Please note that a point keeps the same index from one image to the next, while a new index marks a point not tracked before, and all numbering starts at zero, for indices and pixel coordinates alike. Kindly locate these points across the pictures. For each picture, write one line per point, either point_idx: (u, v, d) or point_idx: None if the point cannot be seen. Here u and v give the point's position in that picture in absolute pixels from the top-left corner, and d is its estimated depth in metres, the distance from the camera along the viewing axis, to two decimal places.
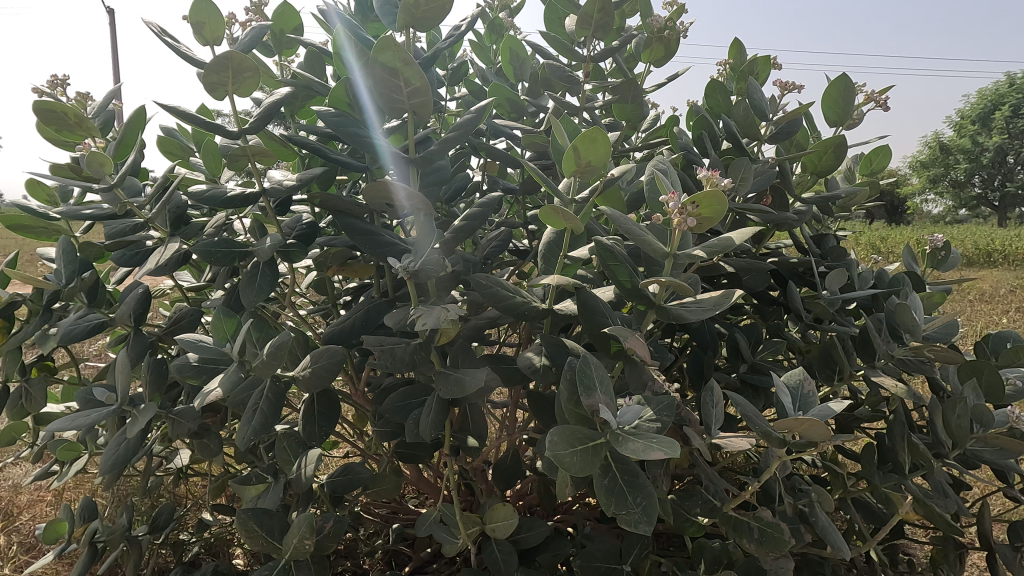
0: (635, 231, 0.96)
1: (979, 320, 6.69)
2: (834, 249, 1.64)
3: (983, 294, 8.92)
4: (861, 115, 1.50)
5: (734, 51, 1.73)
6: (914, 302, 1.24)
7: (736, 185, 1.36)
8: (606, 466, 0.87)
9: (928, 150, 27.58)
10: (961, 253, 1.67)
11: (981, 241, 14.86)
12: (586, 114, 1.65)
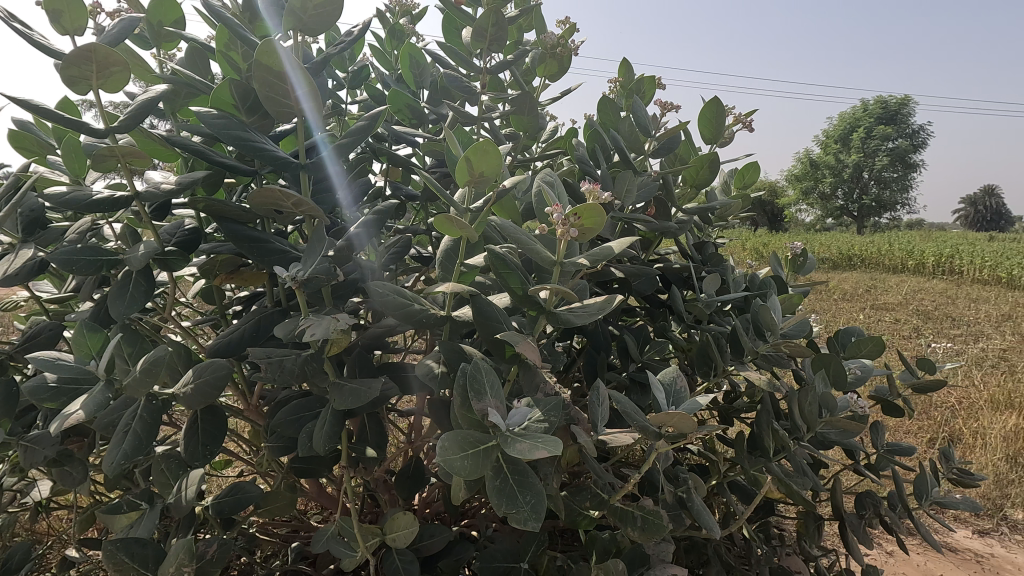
0: (523, 240, 1.00)
1: (840, 318, 7.58)
2: (712, 256, 1.80)
3: (844, 294, 10.12)
4: (731, 134, 1.66)
5: (623, 70, 1.85)
6: (773, 303, 1.39)
7: (622, 196, 1.46)
8: (497, 468, 0.90)
9: (800, 165, 30.80)
10: (816, 259, 1.89)
11: (843, 247, 16.82)
12: (485, 124, 1.69)
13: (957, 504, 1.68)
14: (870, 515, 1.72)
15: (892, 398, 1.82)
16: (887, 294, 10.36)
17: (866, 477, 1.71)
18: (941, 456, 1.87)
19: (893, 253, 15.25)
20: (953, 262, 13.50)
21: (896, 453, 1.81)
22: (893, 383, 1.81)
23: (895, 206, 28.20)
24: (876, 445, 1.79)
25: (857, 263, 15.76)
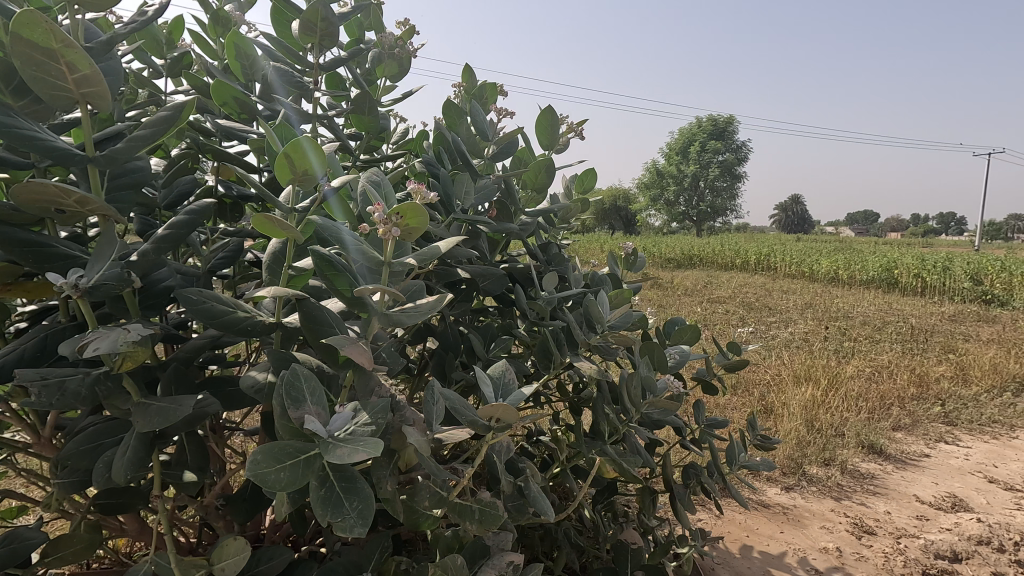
0: (347, 242, 0.98)
1: (683, 312, 8.49)
2: (556, 256, 1.92)
3: (686, 290, 11.33)
4: (566, 143, 1.78)
5: (466, 76, 1.89)
6: (602, 299, 1.51)
7: (460, 198, 1.50)
8: (322, 478, 0.86)
9: (649, 175, 33.89)
10: (646, 258, 2.10)
11: (686, 248, 18.84)
12: (324, 122, 1.61)
13: (759, 465, 1.96)
14: (694, 484, 1.94)
15: (710, 378, 2.07)
16: (720, 289, 11.78)
17: (689, 450, 1.93)
18: (748, 426, 2.17)
19: (724, 253, 17.40)
20: (770, 260, 15.75)
21: (713, 426, 2.07)
22: (709, 366, 2.06)
23: (726, 211, 32.17)
24: (697, 421, 2.03)
25: (697, 263, 17.73)
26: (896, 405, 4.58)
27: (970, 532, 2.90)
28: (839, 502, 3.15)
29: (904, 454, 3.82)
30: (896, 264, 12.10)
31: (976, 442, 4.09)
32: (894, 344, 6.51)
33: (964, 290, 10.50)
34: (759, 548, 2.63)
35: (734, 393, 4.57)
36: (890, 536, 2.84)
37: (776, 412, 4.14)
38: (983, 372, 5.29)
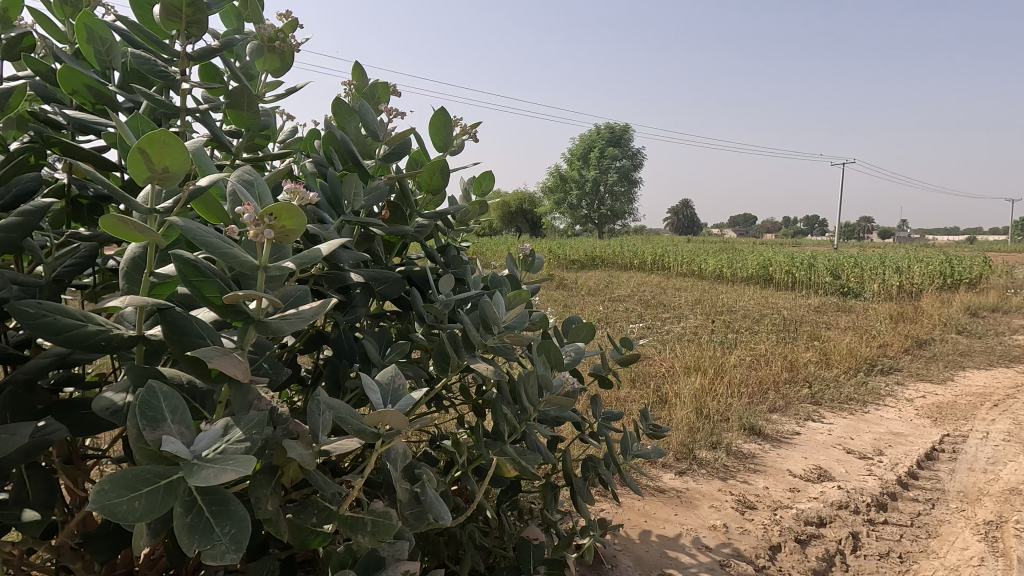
0: (216, 245, 0.91)
1: (586, 311, 8.82)
2: (455, 258, 1.91)
3: (589, 290, 11.80)
4: (461, 146, 1.78)
5: (356, 74, 1.82)
6: (497, 300, 1.52)
7: (350, 200, 1.44)
8: (188, 503, 0.78)
9: (553, 179, 34.90)
10: (543, 259, 2.15)
11: (589, 249, 19.62)
12: (196, 117, 1.47)
13: (651, 453, 2.07)
14: (592, 476, 2.01)
15: (605, 374, 2.16)
16: (620, 288, 12.40)
17: (588, 443, 2.00)
18: (641, 417, 2.29)
19: (624, 254, 18.33)
20: (664, 259, 16.82)
21: (609, 419, 2.16)
22: (604, 361, 2.15)
23: (624, 215, 33.92)
24: (594, 415, 2.11)
25: (599, 264, 18.53)
26: (772, 389, 5.06)
27: (831, 498, 3.27)
28: (725, 481, 3.42)
29: (779, 433, 4.23)
30: (771, 261, 13.40)
31: (836, 418, 4.62)
32: (770, 334, 7.19)
33: (826, 284, 11.84)
34: (656, 532, 2.79)
35: (633, 386, 4.82)
36: (768, 509, 3.12)
37: (670, 402, 4.42)
38: (841, 355, 5.99)
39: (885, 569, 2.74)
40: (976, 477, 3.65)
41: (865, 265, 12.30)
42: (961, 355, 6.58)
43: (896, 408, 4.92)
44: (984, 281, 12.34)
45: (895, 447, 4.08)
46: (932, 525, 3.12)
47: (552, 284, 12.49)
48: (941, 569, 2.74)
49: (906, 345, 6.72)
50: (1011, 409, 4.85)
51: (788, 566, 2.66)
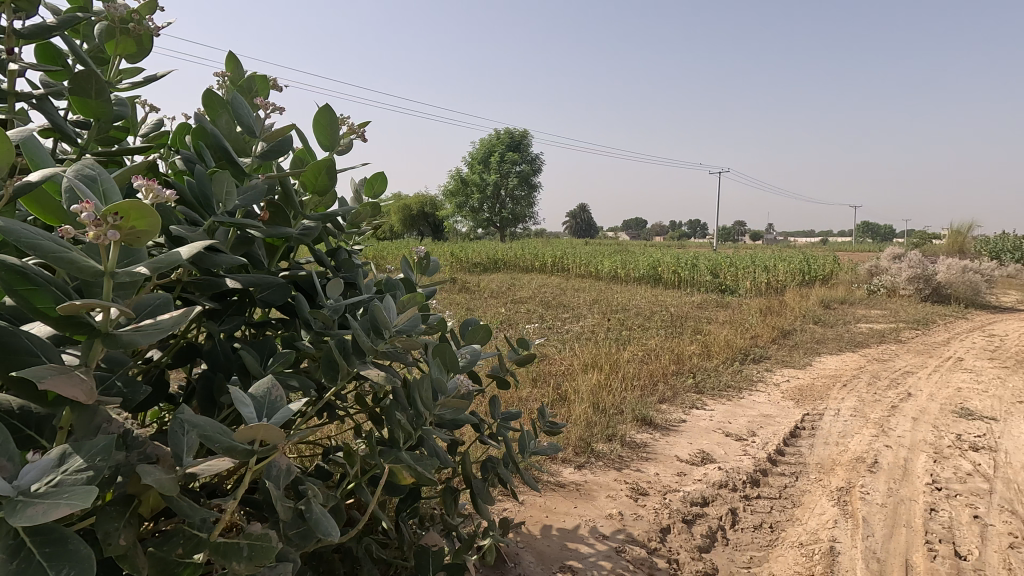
0: (48, 250, 0.80)
1: (489, 314, 8.90)
2: (345, 262, 1.83)
3: (492, 292, 11.91)
4: (348, 146, 1.72)
5: (231, 66, 1.69)
6: (387, 304, 1.48)
7: (223, 200, 1.33)
8: (12, 548, 0.68)
9: (455, 182, 34.85)
10: (438, 262, 2.12)
11: (491, 252, 19.83)
12: (31, 103, 1.28)
13: (548, 449, 2.12)
14: (491, 476, 2.02)
15: (502, 374, 2.19)
16: (522, 290, 12.65)
17: (487, 444, 2.00)
18: (538, 415, 2.34)
19: (525, 256, 18.74)
20: (563, 261, 17.42)
21: (507, 419, 2.18)
22: (501, 362, 2.17)
23: (525, 218, 34.66)
24: (493, 416, 2.12)
25: (502, 267, 18.79)
26: (661, 381, 5.41)
27: (713, 479, 3.55)
28: (621, 471, 3.60)
29: (667, 422, 4.53)
30: (659, 262, 14.35)
31: (716, 405, 5.03)
32: (659, 329, 7.69)
33: (707, 282, 12.91)
34: (556, 526, 2.86)
35: (534, 385, 4.93)
36: (658, 493, 3.33)
37: (569, 399, 4.57)
38: (719, 347, 6.55)
39: (758, 539, 3.02)
40: (829, 449, 4.15)
41: (739, 264, 13.57)
42: (817, 342, 7.47)
43: (765, 392, 5.47)
44: (833, 276, 14.13)
45: (765, 427, 4.53)
46: (796, 495, 3.50)
47: (455, 287, 12.47)
48: (803, 534, 3.07)
49: (773, 335, 7.50)
50: (855, 387, 5.58)
51: (677, 546, 2.85)
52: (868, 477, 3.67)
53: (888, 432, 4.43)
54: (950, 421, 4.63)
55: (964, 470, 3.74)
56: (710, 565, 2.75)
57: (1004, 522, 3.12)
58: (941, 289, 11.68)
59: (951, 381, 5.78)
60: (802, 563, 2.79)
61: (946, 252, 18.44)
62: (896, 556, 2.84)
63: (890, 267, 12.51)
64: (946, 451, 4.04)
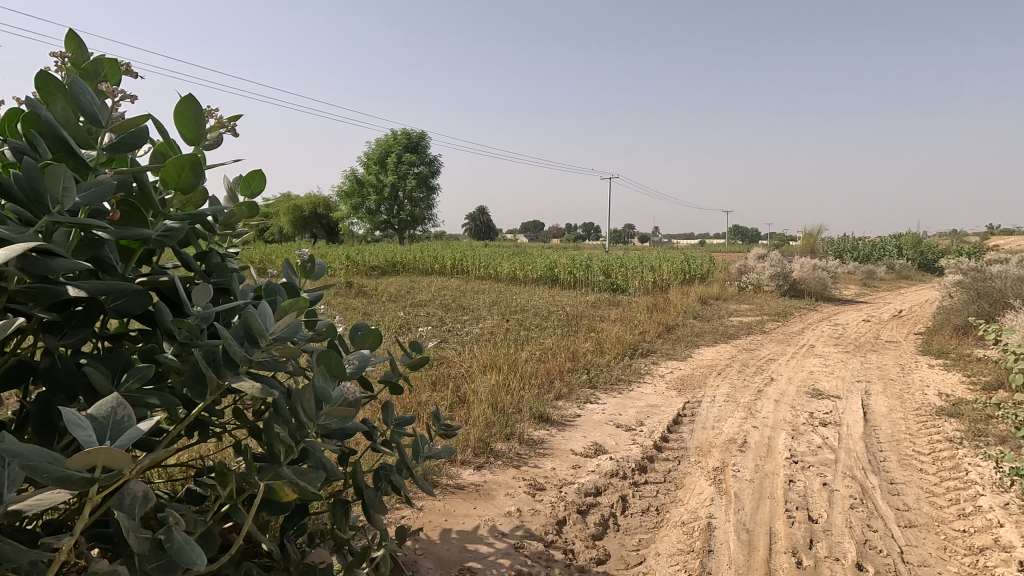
0: None
1: (387, 318, 8.67)
2: (218, 266, 1.69)
3: (390, 296, 11.63)
4: (216, 140, 1.59)
5: (72, 46, 1.49)
6: (263, 311, 1.39)
7: (60, 198, 1.16)
8: None
9: (349, 182, 33.57)
10: (324, 265, 2.02)
11: (389, 255, 19.33)
12: None
13: (443, 453, 2.11)
14: (385, 485, 1.96)
15: (395, 380, 2.13)
16: (421, 293, 12.47)
17: (380, 452, 1.95)
18: (433, 419, 2.32)
19: (424, 259, 18.50)
20: (463, 263, 17.42)
21: (401, 425, 2.14)
22: (393, 367, 2.12)
23: (425, 221, 34.24)
24: (386, 423, 2.07)
25: (400, 270, 18.39)
26: (557, 378, 5.59)
27: (605, 469, 3.73)
28: (519, 468, 3.67)
29: (563, 418, 4.69)
30: (556, 263, 14.84)
31: (608, 398, 5.30)
32: (555, 329, 7.95)
33: (600, 282, 13.55)
34: (456, 529, 2.85)
35: (433, 389, 4.88)
36: (555, 487, 3.43)
37: (468, 401, 4.58)
38: (611, 343, 6.90)
39: (646, 522, 3.22)
40: (706, 433, 4.53)
41: (628, 265, 14.40)
42: (696, 336, 8.12)
43: (652, 384, 5.84)
44: (710, 275, 15.45)
45: (652, 417, 4.84)
46: (678, 478, 3.77)
47: (350, 291, 12.00)
48: (685, 513, 3.32)
49: (658, 331, 8.04)
50: (729, 375, 6.14)
51: (572, 536, 2.95)
52: (739, 456, 4.06)
53: (755, 414, 4.93)
54: (805, 402, 5.25)
55: (815, 444, 4.26)
56: (603, 551, 2.89)
57: (846, 486, 3.60)
58: (797, 285, 13.21)
59: (805, 365, 6.55)
60: (684, 540, 3.01)
61: (800, 253, 20.88)
62: (761, 525, 3.16)
63: (756, 266, 13.92)
64: (801, 428, 4.58)
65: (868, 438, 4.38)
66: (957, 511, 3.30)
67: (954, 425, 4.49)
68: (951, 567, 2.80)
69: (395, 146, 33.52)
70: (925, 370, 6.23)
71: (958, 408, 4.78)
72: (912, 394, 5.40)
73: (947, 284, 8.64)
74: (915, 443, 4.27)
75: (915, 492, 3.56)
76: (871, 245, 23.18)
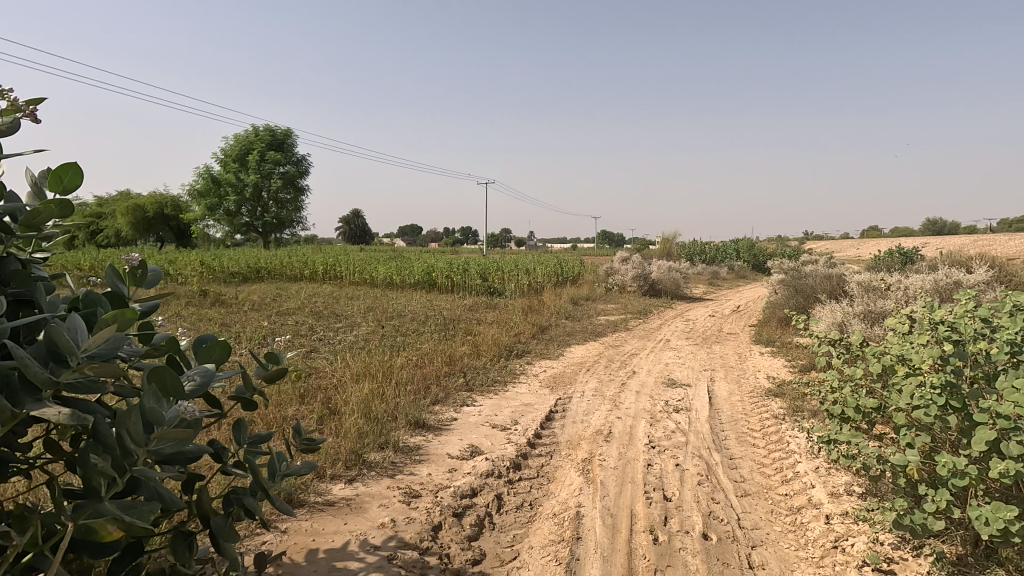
0: None
1: (248, 328, 7.99)
2: (17, 275, 1.44)
3: (253, 305, 10.73)
4: (9, 125, 1.35)
5: None
6: (73, 324, 1.21)
7: None
8: None
9: (204, 181, 30.45)
10: (160, 271, 1.80)
11: (252, 260, 17.85)
12: None
13: (302, 469, 1.98)
14: (236, 510, 1.80)
15: (249, 395, 1.97)
16: (289, 301, 11.66)
17: (230, 475, 1.78)
18: (293, 434, 2.17)
19: (293, 264, 17.36)
20: (335, 268, 16.61)
21: (255, 443, 1.97)
22: (246, 381, 1.95)
23: (293, 224, 32.12)
24: (238, 442, 1.89)
25: (265, 278, 17.06)
26: (434, 383, 5.56)
27: (481, 470, 3.78)
28: (393, 478, 3.58)
29: (440, 422, 4.67)
30: (433, 267, 14.74)
31: (484, 400, 5.37)
32: (432, 333, 7.90)
33: (477, 285, 13.71)
34: (324, 548, 2.70)
35: (300, 402, 4.59)
36: (430, 493, 3.40)
37: (339, 413, 4.38)
38: (487, 346, 7.01)
39: (520, 517, 3.31)
40: (576, 427, 4.78)
41: (505, 269, 14.75)
42: (567, 335, 8.54)
43: (526, 384, 6.03)
44: (580, 277, 16.35)
45: (526, 415, 5.00)
46: (550, 472, 3.93)
47: (205, 301, 10.88)
48: (556, 504, 3.47)
49: (533, 332, 8.33)
50: (596, 371, 6.54)
51: (448, 540, 2.94)
52: (605, 446, 4.34)
53: (619, 405, 5.31)
54: (661, 391, 5.76)
55: (670, 429, 4.69)
56: (479, 552, 2.91)
57: (695, 465, 4.00)
58: (655, 285, 14.46)
59: (661, 358, 7.19)
60: (555, 531, 3.15)
61: (658, 256, 22.91)
62: (623, 508, 3.40)
63: (621, 269, 15.00)
64: (658, 415, 5.01)
65: (713, 420, 4.92)
66: (780, 478, 3.82)
67: (779, 404, 5.20)
68: (776, 527, 3.23)
69: (257, 143, 31.09)
70: (757, 358, 7.14)
71: (781, 388, 5.55)
72: (747, 379, 6.17)
73: (773, 282, 10.00)
74: (749, 422, 4.88)
75: (749, 465, 4.06)
76: (715, 249, 26.09)
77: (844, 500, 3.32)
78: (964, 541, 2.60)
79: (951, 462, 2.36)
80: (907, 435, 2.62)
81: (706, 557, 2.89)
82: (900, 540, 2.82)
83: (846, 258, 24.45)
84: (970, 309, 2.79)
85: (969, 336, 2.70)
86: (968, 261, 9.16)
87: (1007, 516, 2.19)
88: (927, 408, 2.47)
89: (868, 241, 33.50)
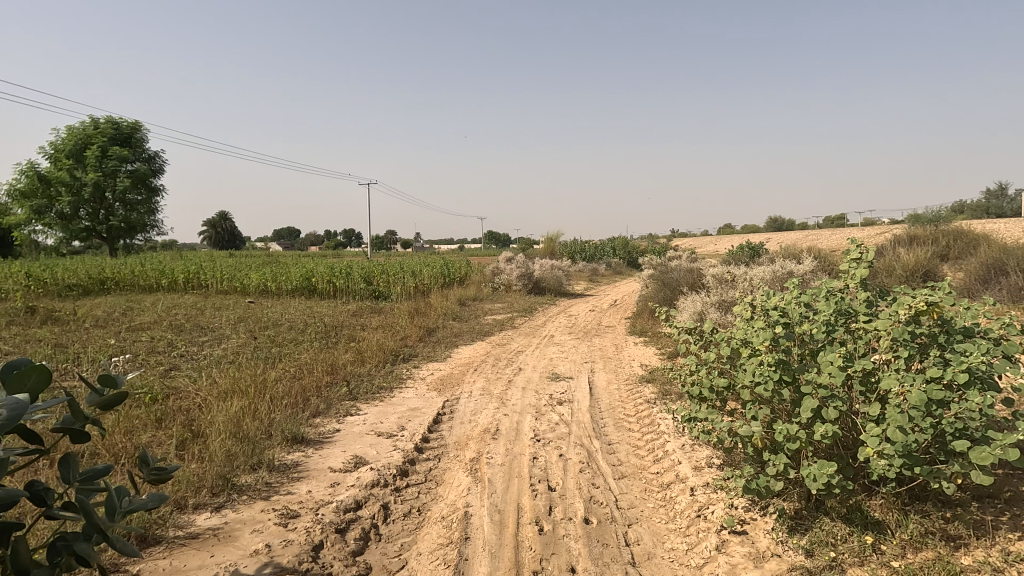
0: None
1: (91, 347, 7.03)
2: None
3: (97, 320, 9.48)
4: None
5: None
6: None
7: None
8: None
9: (27, 178, 26.09)
10: None
11: (94, 269, 15.66)
12: None
13: (151, 502, 1.77)
14: (66, 560, 1.54)
15: (80, 424, 1.70)
16: (143, 314, 10.47)
17: (58, 518, 1.52)
18: (139, 464, 1.92)
19: (146, 273, 15.54)
20: (199, 277, 15.17)
21: (91, 479, 1.72)
22: (75, 408, 1.68)
23: (146, 228, 28.69)
24: (68, 481, 1.63)
25: (112, 291, 15.10)
26: (314, 394, 5.27)
27: (365, 481, 3.65)
28: (268, 499, 3.34)
29: (320, 435, 4.44)
30: (313, 272, 13.98)
31: (369, 408, 5.21)
32: (312, 341, 7.49)
33: (361, 289, 13.27)
34: None
35: (155, 428, 4.12)
36: (310, 511, 3.21)
37: (204, 435, 3.99)
38: (372, 351, 6.81)
39: (408, 525, 3.25)
40: (464, 427, 4.79)
41: (390, 271, 14.41)
42: (454, 336, 8.54)
43: (413, 387, 5.95)
44: (468, 278, 16.45)
45: (413, 420, 4.93)
46: (438, 475, 3.91)
47: (34, 318, 9.36)
48: (445, 507, 3.45)
49: (419, 335, 8.20)
50: (483, 370, 6.62)
51: (330, 558, 2.80)
52: (492, 444, 4.40)
53: (505, 402, 5.41)
54: (546, 385, 5.96)
55: (553, 421, 4.88)
56: (365, 566, 2.81)
57: (576, 453, 4.20)
58: (539, 283, 15.00)
59: (546, 353, 7.47)
60: (443, 534, 3.13)
61: (542, 255, 23.73)
62: (510, 502, 3.47)
63: (506, 268, 15.30)
64: (543, 409, 5.18)
65: (593, 409, 5.20)
66: (652, 457, 4.13)
67: (650, 389, 5.63)
68: (649, 504, 3.49)
69: (98, 137, 27.39)
70: (632, 347, 7.68)
71: (653, 374, 6.02)
72: (623, 368, 6.59)
73: (644, 277, 10.80)
74: (626, 408, 5.23)
75: (626, 448, 4.35)
76: (594, 246, 27.55)
77: (705, 472, 3.67)
78: (799, 497, 2.99)
79: (785, 429, 2.69)
80: (752, 408, 2.95)
81: (586, 541, 3.04)
82: (750, 503, 3.17)
83: (706, 253, 27.19)
84: (797, 295, 3.20)
85: (796, 318, 3.12)
86: (799, 254, 10.58)
87: (829, 471, 2.54)
88: (766, 383, 2.80)
89: (723, 238, 37.43)
